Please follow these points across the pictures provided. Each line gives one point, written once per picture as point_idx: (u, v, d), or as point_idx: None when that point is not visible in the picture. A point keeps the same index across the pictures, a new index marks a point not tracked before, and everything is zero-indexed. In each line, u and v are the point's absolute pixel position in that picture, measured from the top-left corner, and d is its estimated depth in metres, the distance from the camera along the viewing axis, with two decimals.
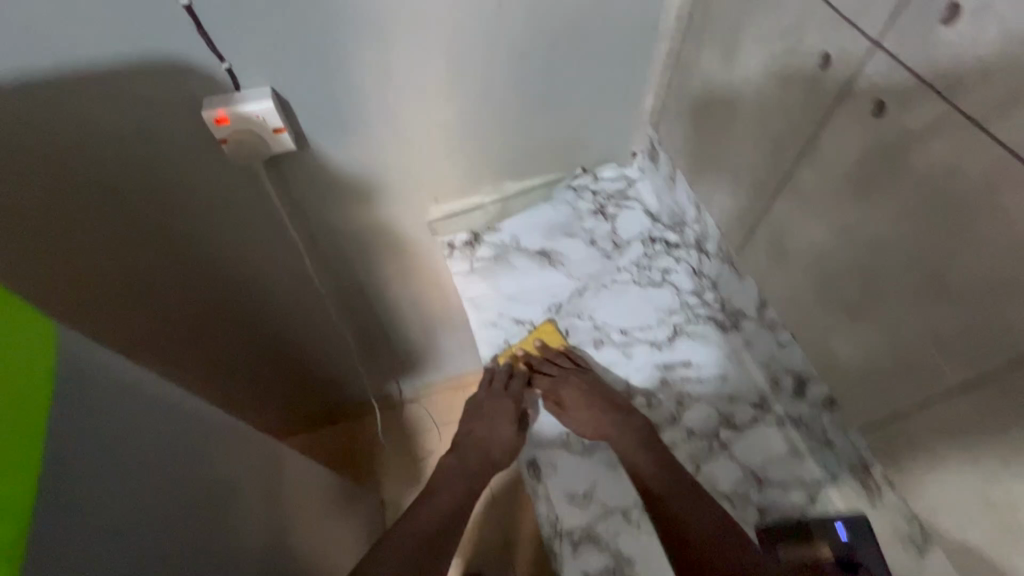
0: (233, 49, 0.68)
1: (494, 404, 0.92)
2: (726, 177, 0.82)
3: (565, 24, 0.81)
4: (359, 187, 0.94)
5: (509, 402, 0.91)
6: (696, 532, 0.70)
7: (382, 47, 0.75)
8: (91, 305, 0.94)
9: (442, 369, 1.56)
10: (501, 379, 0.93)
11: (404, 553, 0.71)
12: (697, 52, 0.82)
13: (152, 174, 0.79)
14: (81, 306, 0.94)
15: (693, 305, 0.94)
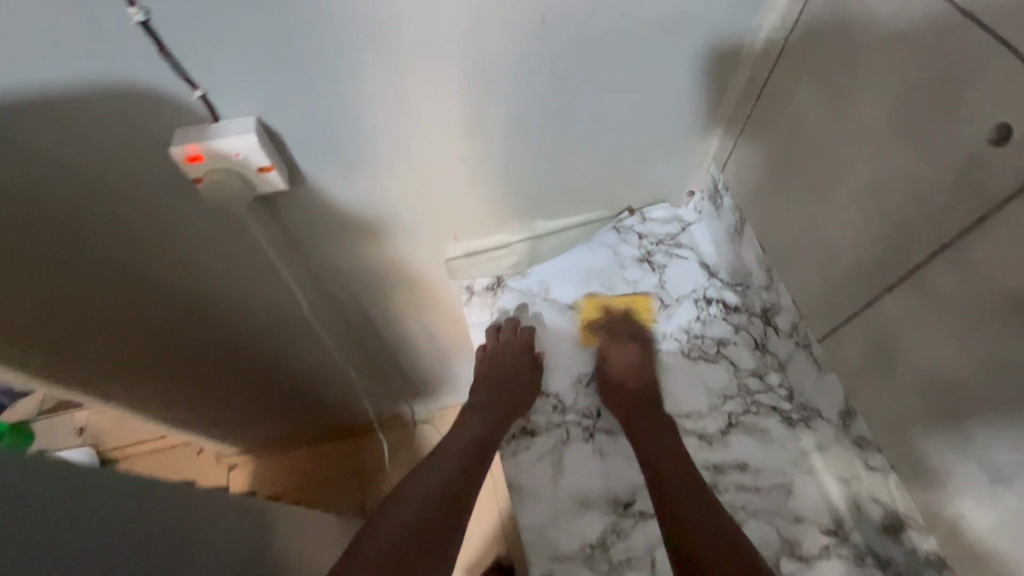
0: (210, 74, 0.54)
1: (504, 349, 0.82)
2: (815, 249, 0.65)
3: (625, 49, 0.65)
4: (363, 223, 0.81)
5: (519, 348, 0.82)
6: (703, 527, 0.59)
7: (398, 72, 0.61)
8: (68, 331, 0.85)
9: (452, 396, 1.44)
10: (508, 328, 0.85)
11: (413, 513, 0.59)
12: (787, 87, 0.65)
13: (123, 212, 0.67)
14: (57, 332, 0.85)
15: (753, 390, 0.78)
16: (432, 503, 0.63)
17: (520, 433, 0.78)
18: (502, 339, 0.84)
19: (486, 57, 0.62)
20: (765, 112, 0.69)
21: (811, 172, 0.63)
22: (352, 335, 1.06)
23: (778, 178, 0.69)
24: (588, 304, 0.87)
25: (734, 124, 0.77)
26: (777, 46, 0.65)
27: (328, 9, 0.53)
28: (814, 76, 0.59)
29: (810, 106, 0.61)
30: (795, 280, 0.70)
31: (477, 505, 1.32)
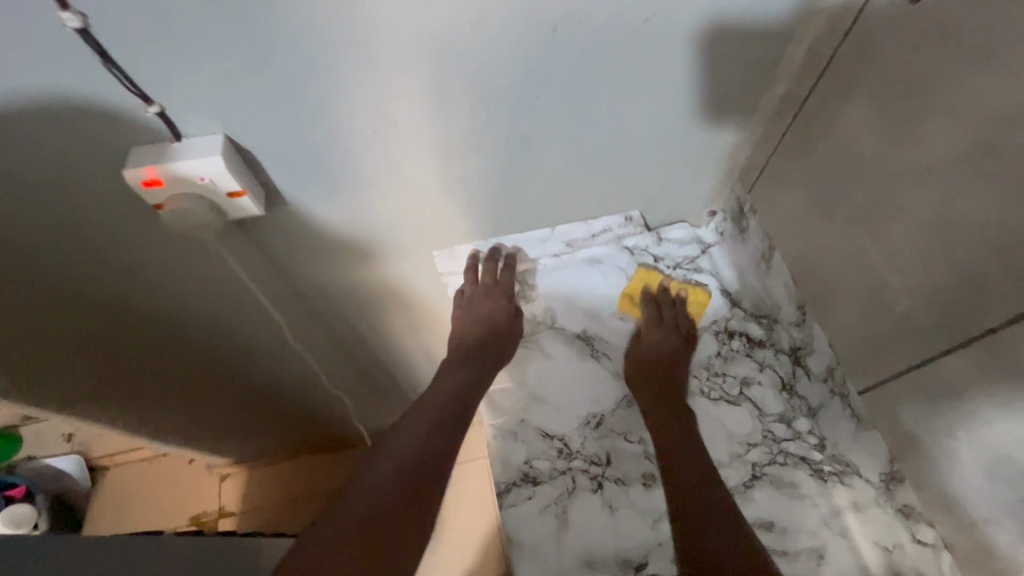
0: (167, 88, 0.47)
1: (486, 299, 0.78)
2: (860, 291, 0.57)
3: (646, 60, 0.57)
4: (352, 246, 0.73)
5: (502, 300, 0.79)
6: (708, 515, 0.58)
7: (385, 86, 0.53)
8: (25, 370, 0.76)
9: None
10: (487, 272, 0.80)
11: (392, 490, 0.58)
12: (829, 105, 0.56)
13: (81, 237, 0.60)
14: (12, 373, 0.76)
15: (780, 437, 0.71)
16: (410, 462, 0.62)
17: (521, 481, 0.71)
18: (480, 284, 0.80)
19: (486, 69, 0.54)
20: (802, 132, 0.61)
21: (858, 206, 0.54)
22: (341, 360, 0.97)
23: (815, 208, 0.61)
24: (640, 276, 0.82)
25: (765, 143, 0.68)
26: (820, 60, 0.56)
27: (300, 15, 0.45)
28: (866, 98, 0.51)
29: (859, 131, 0.52)
30: (832, 321, 0.63)
31: (468, 521, 1.27)
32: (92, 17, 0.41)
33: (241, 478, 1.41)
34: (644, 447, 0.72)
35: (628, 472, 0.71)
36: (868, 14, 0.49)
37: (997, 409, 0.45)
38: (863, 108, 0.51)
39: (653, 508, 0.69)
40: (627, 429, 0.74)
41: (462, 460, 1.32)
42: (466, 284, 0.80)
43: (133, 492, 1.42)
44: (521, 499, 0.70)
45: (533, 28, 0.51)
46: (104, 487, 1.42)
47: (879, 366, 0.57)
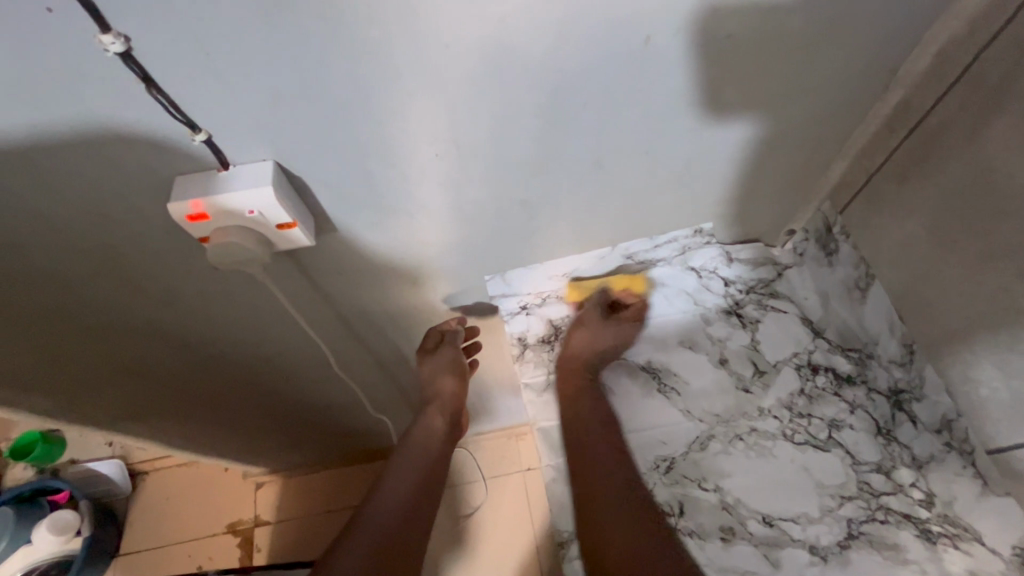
0: (216, 114, 0.42)
1: (432, 368, 0.77)
2: (1002, 338, 0.48)
3: (744, 71, 0.49)
4: (400, 271, 0.67)
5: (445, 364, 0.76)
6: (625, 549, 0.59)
7: (450, 107, 0.47)
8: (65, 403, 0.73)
9: (495, 422, 1.24)
10: (449, 339, 0.77)
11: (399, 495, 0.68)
12: (964, 120, 0.48)
13: (122, 267, 0.56)
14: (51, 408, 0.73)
15: (879, 491, 0.63)
16: (388, 527, 0.65)
17: None
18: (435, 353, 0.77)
19: (564, 86, 0.47)
20: (923, 149, 0.53)
21: (1005, 239, 0.46)
22: (382, 382, 0.92)
23: (937, 237, 0.53)
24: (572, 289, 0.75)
25: (868, 159, 0.60)
26: (954, 66, 0.48)
27: (359, 31, 0.39)
28: (1021, 114, 0.43)
29: (1010, 153, 0.44)
30: (953, 366, 0.54)
31: (507, 538, 1.21)
32: (134, 39, 0.36)
33: (277, 487, 1.39)
34: (720, 496, 0.66)
35: (703, 525, 0.65)
36: None
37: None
38: (1016, 127, 0.43)
39: (736, 566, 0.63)
40: (702, 475, 0.67)
41: (501, 475, 1.27)
42: (432, 344, 0.78)
43: (170, 500, 1.41)
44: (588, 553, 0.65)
45: (620, 39, 0.44)
46: (141, 497, 1.42)
47: None
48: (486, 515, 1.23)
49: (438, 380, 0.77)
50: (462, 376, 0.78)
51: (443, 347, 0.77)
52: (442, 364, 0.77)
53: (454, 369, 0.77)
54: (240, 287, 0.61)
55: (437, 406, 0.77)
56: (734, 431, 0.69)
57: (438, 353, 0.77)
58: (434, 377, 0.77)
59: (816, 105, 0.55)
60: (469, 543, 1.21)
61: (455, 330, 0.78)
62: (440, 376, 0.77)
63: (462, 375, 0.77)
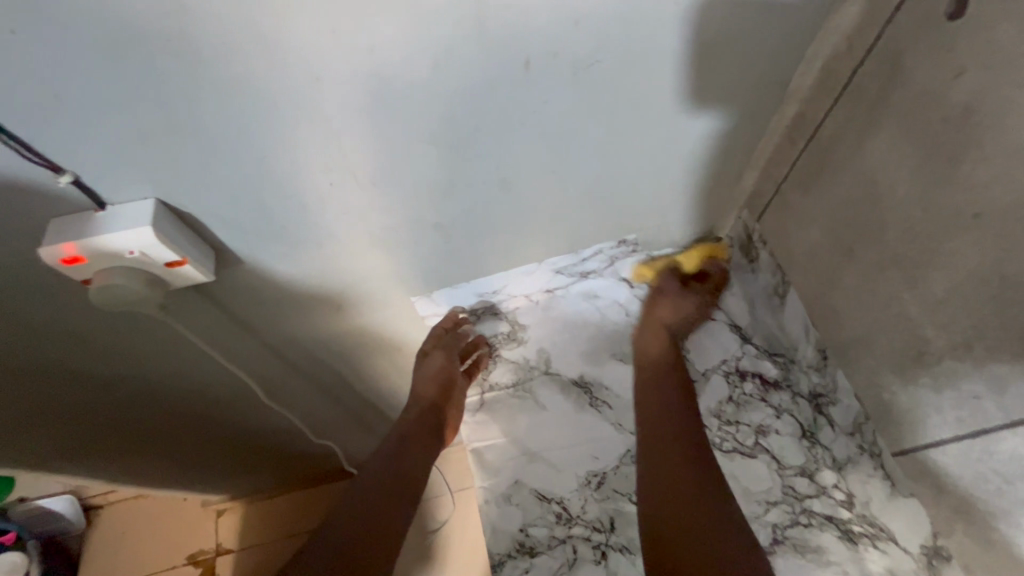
0: (80, 155, 0.41)
1: (425, 369, 0.72)
2: (896, 345, 0.49)
3: (638, 91, 0.50)
4: (322, 298, 0.66)
5: (433, 373, 0.72)
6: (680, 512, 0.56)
7: (338, 135, 0.46)
8: None
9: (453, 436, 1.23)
10: (443, 339, 0.73)
11: (362, 497, 0.62)
12: (848, 133, 0.49)
13: (14, 314, 0.54)
14: None
15: (803, 494, 0.64)
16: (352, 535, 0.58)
17: (517, 552, 0.66)
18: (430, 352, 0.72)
19: (455, 110, 0.47)
20: (819, 159, 0.54)
21: (890, 248, 0.47)
22: (324, 405, 0.90)
23: (836, 246, 0.54)
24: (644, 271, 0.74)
25: (775, 169, 0.61)
26: (838, 80, 0.49)
27: (221, 64, 0.38)
28: (895, 128, 0.44)
29: (890, 166, 0.45)
30: (859, 370, 0.56)
31: (470, 551, 1.20)
32: None
33: (237, 514, 1.35)
34: None
35: (633, 539, 0.65)
36: (897, 30, 0.42)
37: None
38: (894, 140, 0.44)
39: None
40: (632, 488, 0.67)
41: (463, 488, 1.25)
42: (428, 347, 0.73)
43: (125, 534, 1.36)
44: (517, 573, 0.65)
45: (503, 62, 0.44)
46: (95, 533, 1.37)
47: (924, 428, 0.50)
48: (448, 529, 1.22)
49: (423, 384, 0.72)
50: (446, 388, 0.72)
51: (436, 351, 0.72)
52: (429, 370, 0.72)
53: (441, 379, 0.72)
54: (148, 324, 0.59)
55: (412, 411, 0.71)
56: None
57: (426, 361, 0.72)
58: (420, 382, 0.72)
59: (719, 119, 0.55)
60: (432, 560, 1.19)
61: (457, 331, 0.74)
62: (420, 384, 0.72)
63: (449, 384, 0.72)
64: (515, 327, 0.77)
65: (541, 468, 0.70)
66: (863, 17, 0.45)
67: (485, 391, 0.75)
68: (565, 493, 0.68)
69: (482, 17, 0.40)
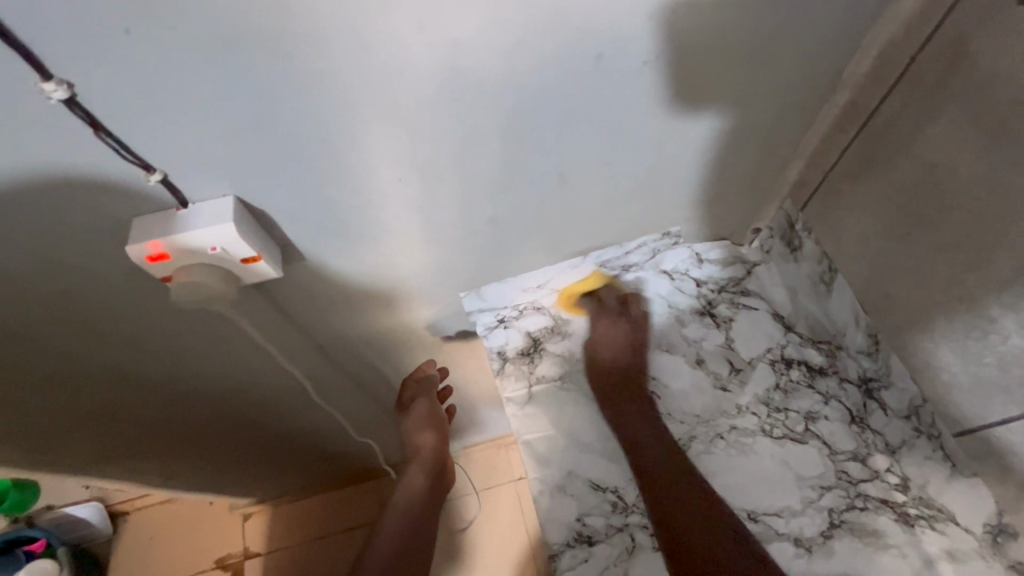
0: (170, 153, 0.42)
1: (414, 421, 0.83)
2: (954, 326, 0.51)
3: (700, 82, 0.51)
4: (376, 294, 0.67)
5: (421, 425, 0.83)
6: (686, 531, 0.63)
7: (412, 133, 0.47)
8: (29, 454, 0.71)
9: (482, 433, 1.24)
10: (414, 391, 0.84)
11: None
12: (908, 120, 0.50)
13: (86, 315, 0.55)
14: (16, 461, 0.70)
15: (857, 479, 0.64)
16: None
17: (575, 542, 0.67)
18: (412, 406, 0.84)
19: (522, 106, 0.48)
20: (872, 147, 0.55)
21: (953, 230, 0.48)
22: (366, 404, 0.91)
23: (890, 231, 0.55)
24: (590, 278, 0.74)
25: (823, 158, 0.63)
26: (894, 69, 0.51)
27: (310, 63, 0.39)
28: (958, 112, 0.45)
29: (951, 149, 0.46)
30: (915, 354, 0.57)
31: (498, 549, 1.20)
32: (78, 86, 0.36)
33: (264, 518, 1.35)
34: None
35: None
36: (960, 17, 0.43)
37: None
38: (955, 124, 0.45)
39: None
40: None
41: (489, 487, 1.26)
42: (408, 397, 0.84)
43: (155, 539, 1.37)
44: (577, 561, 0.66)
45: (572, 59, 0.45)
46: (123, 539, 1.37)
47: (988, 407, 0.50)
48: (476, 527, 1.22)
49: (418, 433, 0.83)
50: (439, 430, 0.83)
51: (419, 400, 0.84)
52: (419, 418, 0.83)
53: (430, 425, 0.83)
54: (210, 322, 0.60)
55: (420, 464, 0.83)
56: (714, 430, 0.70)
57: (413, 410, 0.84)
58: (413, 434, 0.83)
59: (771, 110, 0.57)
60: (463, 558, 1.20)
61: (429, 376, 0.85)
62: (418, 432, 0.83)
63: (438, 430, 0.83)
64: (558, 322, 0.78)
65: (592, 458, 0.71)
66: (922, 5, 0.46)
67: (532, 384, 0.76)
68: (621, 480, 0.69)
69: (561, 14, 0.41)
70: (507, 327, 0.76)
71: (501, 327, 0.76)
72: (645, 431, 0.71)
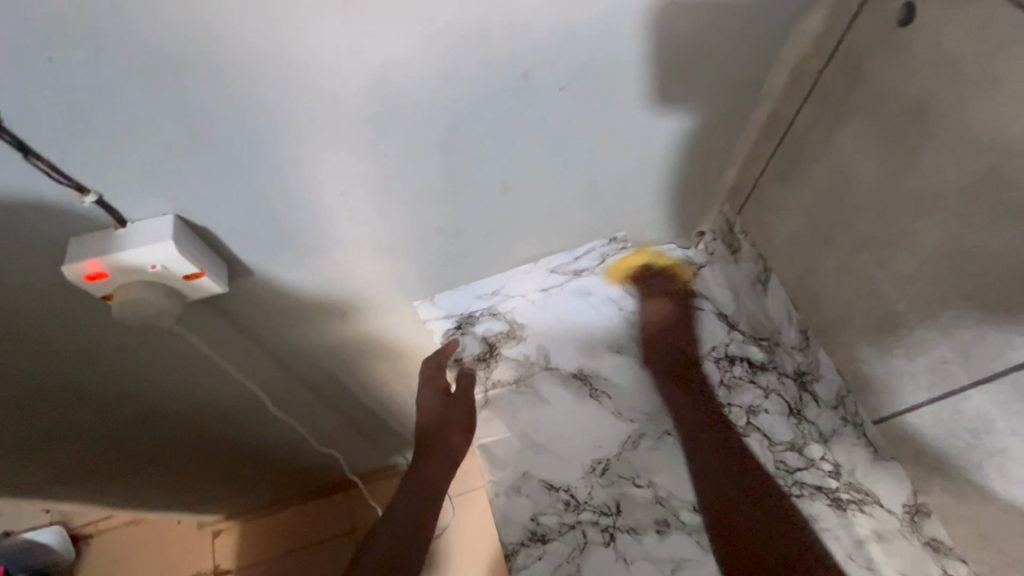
0: (106, 174, 0.43)
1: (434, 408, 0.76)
2: (869, 321, 0.55)
3: (626, 96, 0.53)
4: (330, 305, 0.68)
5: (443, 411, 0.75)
6: (730, 489, 0.67)
7: (349, 148, 0.49)
8: None
9: None
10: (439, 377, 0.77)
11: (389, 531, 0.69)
12: (822, 129, 0.53)
13: (28, 335, 0.54)
14: None
15: (793, 467, 0.67)
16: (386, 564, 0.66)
17: (530, 540, 0.68)
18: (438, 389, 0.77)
19: (456, 121, 0.50)
20: (793, 155, 0.58)
21: (862, 231, 0.52)
22: (329, 414, 0.91)
23: (813, 233, 0.59)
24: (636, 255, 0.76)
25: (752, 165, 0.66)
26: (807, 82, 0.54)
27: (242, 85, 0.40)
28: (860, 123, 0.48)
29: (856, 157, 0.50)
30: (840, 347, 0.60)
31: (471, 553, 1.21)
32: (4, 111, 0.37)
33: (234, 533, 1.33)
34: (654, 492, 0.70)
35: (640, 520, 0.68)
36: (857, 35, 0.47)
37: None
38: (858, 133, 0.49)
39: (670, 557, 0.66)
40: (635, 473, 0.71)
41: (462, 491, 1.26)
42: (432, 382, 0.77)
43: (120, 562, 1.33)
44: (531, 559, 0.67)
45: (501, 75, 0.47)
46: (86, 563, 1.33)
47: (900, 395, 0.54)
48: (450, 532, 1.23)
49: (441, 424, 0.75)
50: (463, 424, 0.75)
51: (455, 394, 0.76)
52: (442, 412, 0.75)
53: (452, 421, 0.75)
54: (160, 338, 0.60)
55: (435, 448, 0.74)
56: (662, 426, 0.73)
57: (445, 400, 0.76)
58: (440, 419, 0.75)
59: (701, 122, 0.59)
60: (436, 564, 1.20)
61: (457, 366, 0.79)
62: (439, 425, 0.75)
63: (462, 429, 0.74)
64: (513, 326, 0.79)
65: (545, 458, 0.73)
66: (827, 23, 0.49)
67: (488, 389, 0.78)
68: (573, 477, 0.71)
69: (484, 35, 0.43)
70: (463, 333, 0.78)
71: (458, 332, 0.78)
72: (596, 432, 0.73)
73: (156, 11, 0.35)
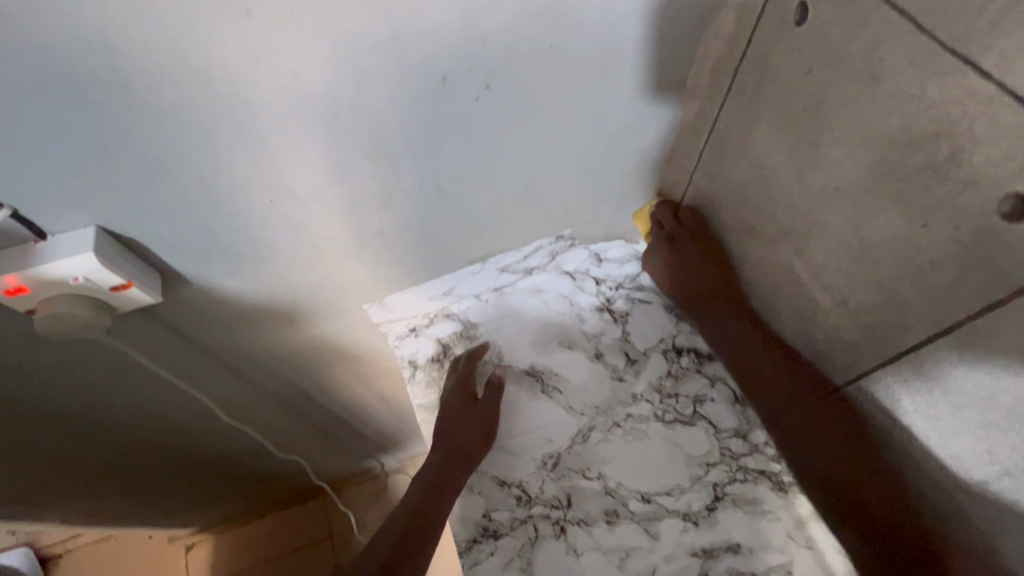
0: (16, 188, 0.43)
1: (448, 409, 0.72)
2: (793, 307, 0.57)
3: (550, 96, 0.54)
4: (277, 310, 0.67)
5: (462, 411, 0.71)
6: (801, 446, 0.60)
7: (274, 154, 0.49)
8: None
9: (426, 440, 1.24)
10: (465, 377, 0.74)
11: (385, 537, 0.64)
12: (740, 126, 0.55)
13: None
14: None
15: (738, 454, 0.71)
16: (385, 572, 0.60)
17: (482, 536, 0.69)
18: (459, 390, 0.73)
19: (381, 124, 0.50)
20: (719, 150, 0.60)
21: (781, 222, 0.54)
22: (290, 420, 0.91)
23: (743, 225, 0.60)
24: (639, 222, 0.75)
25: (685, 161, 0.67)
26: (724, 80, 0.55)
27: (153, 97, 0.41)
28: (771, 119, 0.50)
29: (771, 152, 0.52)
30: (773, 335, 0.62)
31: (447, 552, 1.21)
32: None
33: (208, 545, 1.31)
34: (604, 483, 0.71)
35: (589, 511, 0.70)
36: (762, 35, 0.48)
37: (947, 426, 0.45)
38: (770, 129, 0.51)
39: (619, 545, 0.67)
40: (585, 465, 0.72)
41: None
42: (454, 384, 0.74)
43: None
44: (483, 555, 0.68)
45: (420, 78, 0.47)
46: None
47: (824, 378, 0.56)
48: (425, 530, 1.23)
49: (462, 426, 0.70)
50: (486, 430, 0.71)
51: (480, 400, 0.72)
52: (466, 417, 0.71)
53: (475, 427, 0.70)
54: (98, 350, 0.59)
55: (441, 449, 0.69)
56: (612, 419, 0.74)
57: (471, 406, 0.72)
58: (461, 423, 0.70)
59: (630, 120, 0.60)
60: None
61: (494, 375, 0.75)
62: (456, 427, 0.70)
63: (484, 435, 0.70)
64: (467, 326, 0.80)
65: (500, 455, 0.73)
66: (737, 23, 0.51)
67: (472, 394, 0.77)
68: (526, 473, 0.72)
69: (398, 40, 0.44)
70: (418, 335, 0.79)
71: (412, 335, 0.80)
72: (548, 425, 0.74)
73: (52, 24, 0.35)
